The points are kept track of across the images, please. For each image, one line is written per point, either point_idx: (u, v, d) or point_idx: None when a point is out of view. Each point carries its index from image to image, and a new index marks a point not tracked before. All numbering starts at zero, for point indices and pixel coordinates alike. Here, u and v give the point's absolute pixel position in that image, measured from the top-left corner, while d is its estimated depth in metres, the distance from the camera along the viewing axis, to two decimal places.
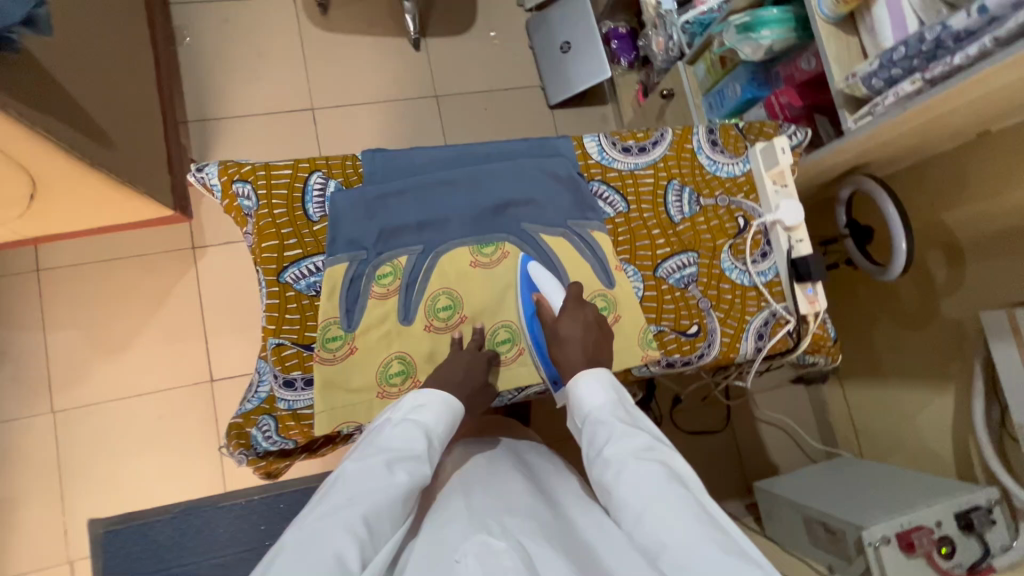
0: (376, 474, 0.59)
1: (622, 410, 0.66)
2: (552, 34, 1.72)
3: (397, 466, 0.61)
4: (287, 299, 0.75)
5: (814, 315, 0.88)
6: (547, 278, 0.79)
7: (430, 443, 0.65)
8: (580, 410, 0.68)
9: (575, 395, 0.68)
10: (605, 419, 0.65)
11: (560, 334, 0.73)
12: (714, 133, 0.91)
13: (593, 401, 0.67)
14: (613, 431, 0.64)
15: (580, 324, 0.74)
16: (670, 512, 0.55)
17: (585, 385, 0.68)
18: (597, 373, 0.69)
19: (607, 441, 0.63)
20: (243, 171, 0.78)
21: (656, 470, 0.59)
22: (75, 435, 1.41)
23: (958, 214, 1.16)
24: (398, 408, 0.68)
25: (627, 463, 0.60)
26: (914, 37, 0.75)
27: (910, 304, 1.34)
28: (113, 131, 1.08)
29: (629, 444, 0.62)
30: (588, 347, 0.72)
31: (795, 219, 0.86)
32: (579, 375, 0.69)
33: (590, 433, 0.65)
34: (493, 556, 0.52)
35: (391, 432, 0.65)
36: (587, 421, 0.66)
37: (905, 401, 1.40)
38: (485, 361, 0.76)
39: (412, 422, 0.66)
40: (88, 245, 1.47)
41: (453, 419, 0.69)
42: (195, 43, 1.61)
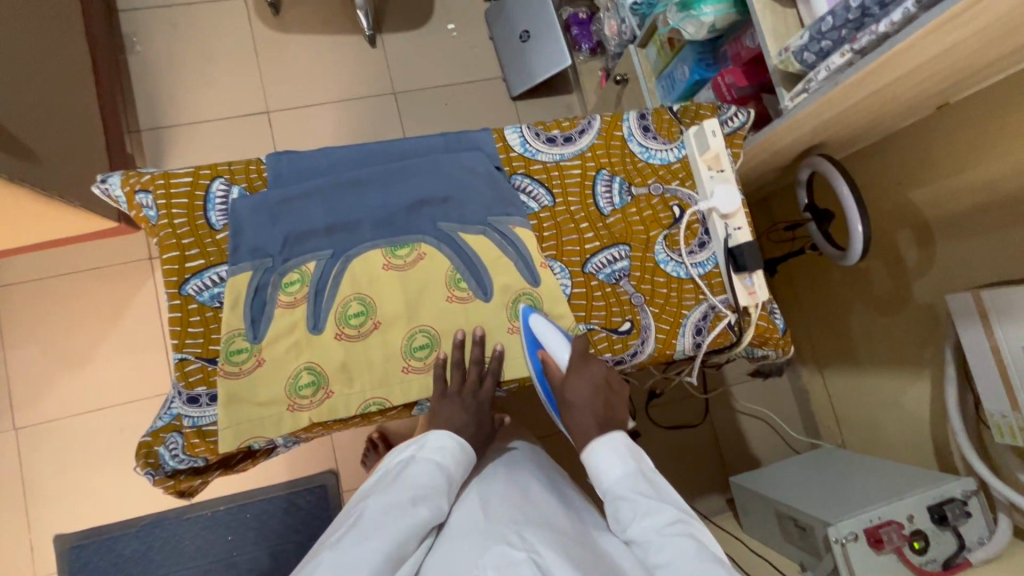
0: (404, 509, 0.66)
1: (641, 481, 0.71)
2: (511, 23, 1.68)
3: (422, 502, 0.68)
4: (189, 311, 0.72)
5: (756, 306, 0.84)
6: (551, 335, 0.76)
7: (449, 480, 0.73)
8: (600, 483, 0.73)
9: (594, 471, 0.73)
10: (626, 493, 0.70)
11: (569, 398, 0.75)
12: (646, 119, 0.87)
13: (610, 473, 0.72)
14: (635, 508, 0.69)
15: (588, 384, 0.75)
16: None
17: (602, 458, 0.72)
18: (614, 444, 0.73)
19: (630, 520, 0.69)
20: (144, 181, 0.75)
21: (682, 543, 0.64)
22: (36, 451, 1.40)
23: (924, 191, 1.10)
24: (423, 446, 0.75)
25: (652, 543, 0.66)
26: (840, 5, 0.70)
27: (882, 289, 1.27)
28: (41, 145, 1.06)
29: (652, 520, 0.67)
30: (597, 410, 0.75)
31: (730, 206, 0.81)
32: (592, 446, 0.73)
33: (612, 508, 0.71)
34: (510, 566, 0.61)
35: (417, 469, 0.72)
36: (609, 496, 0.71)
37: (883, 389, 1.34)
38: (490, 379, 0.78)
39: (435, 463, 0.73)
40: (43, 260, 1.46)
41: (468, 459, 0.77)
42: (146, 51, 1.59)
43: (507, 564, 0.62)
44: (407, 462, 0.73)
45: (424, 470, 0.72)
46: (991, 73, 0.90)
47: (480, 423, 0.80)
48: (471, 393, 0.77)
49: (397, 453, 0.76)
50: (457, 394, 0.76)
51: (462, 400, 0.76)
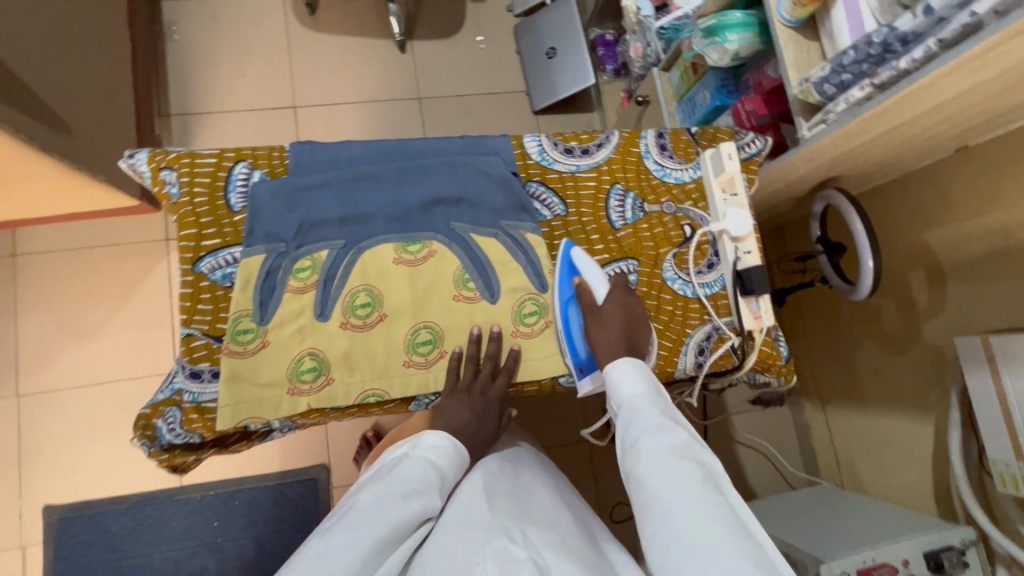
0: (395, 503, 0.66)
1: (659, 402, 0.69)
2: (539, 40, 1.72)
3: (413, 498, 0.67)
4: (200, 288, 0.74)
5: (760, 331, 0.83)
6: (589, 266, 0.79)
7: (442, 480, 0.73)
8: (618, 396, 0.70)
9: (614, 381, 0.71)
10: (646, 409, 0.68)
11: (603, 318, 0.75)
12: (664, 138, 0.88)
13: (633, 389, 0.70)
14: (651, 424, 0.66)
15: (623, 311, 0.76)
16: (696, 513, 0.57)
17: (625, 371, 0.71)
18: (639, 364, 0.71)
19: (642, 432, 0.65)
20: (170, 159, 0.77)
21: (691, 467, 0.61)
22: (35, 420, 1.41)
23: (940, 233, 1.10)
24: (419, 444, 0.75)
25: (661, 457, 0.62)
26: (862, 40, 0.71)
27: (891, 328, 1.26)
28: (75, 121, 1.09)
29: (665, 437, 0.64)
30: (626, 334, 0.74)
31: (741, 229, 0.82)
32: (618, 359, 0.71)
33: (626, 421, 0.68)
34: (511, 563, 0.62)
35: (410, 465, 0.71)
36: (625, 408, 0.69)
37: (887, 429, 1.32)
38: (502, 382, 0.78)
39: (427, 461, 0.73)
40: (65, 232, 1.49)
41: (462, 459, 0.77)
42: (183, 39, 1.64)
43: (508, 560, 0.62)
44: (401, 458, 0.73)
45: (416, 466, 0.71)
46: (1012, 120, 0.90)
47: (482, 424, 0.80)
48: (479, 393, 0.78)
49: (392, 450, 0.76)
50: (466, 390, 0.77)
51: (470, 397, 0.77)
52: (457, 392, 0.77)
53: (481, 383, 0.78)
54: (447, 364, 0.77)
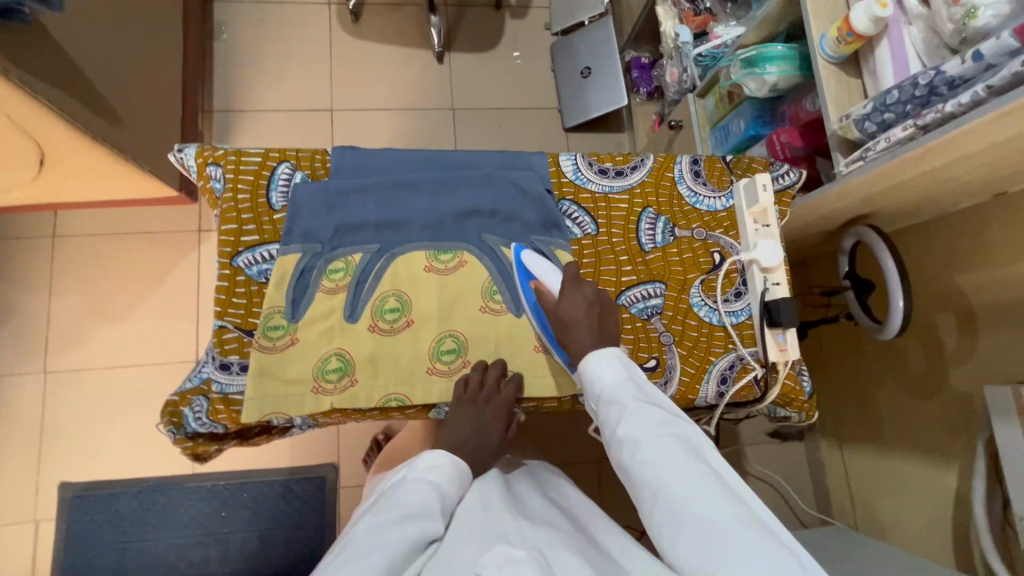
0: (394, 526, 0.63)
1: (634, 386, 0.67)
2: (575, 59, 1.75)
3: (412, 520, 0.64)
4: (236, 282, 0.75)
5: (785, 364, 0.82)
6: (540, 264, 0.78)
7: (444, 501, 0.70)
8: (593, 387, 0.69)
9: (588, 375, 0.69)
10: (620, 396, 0.66)
11: (563, 315, 0.72)
12: (698, 164, 0.88)
13: (605, 379, 0.68)
14: (628, 408, 0.64)
15: (582, 300, 0.73)
16: (689, 490, 0.57)
17: (596, 363, 0.69)
18: (608, 350, 0.69)
19: (622, 420, 0.64)
20: (217, 155, 0.80)
21: (675, 444, 0.60)
22: (59, 397, 1.44)
23: (973, 278, 1.08)
24: (414, 468, 0.73)
25: (643, 442, 0.61)
26: (908, 81, 0.71)
27: (917, 371, 1.24)
28: (128, 112, 1.13)
29: (647, 419, 0.63)
30: (592, 324, 0.72)
31: (772, 260, 0.81)
32: (588, 356, 0.69)
33: (603, 411, 0.66)
34: (512, 564, 0.59)
35: (406, 489, 0.69)
36: (601, 400, 0.67)
37: (908, 474, 1.29)
38: (502, 406, 0.77)
39: (427, 481, 0.71)
40: (103, 217, 1.54)
41: (465, 477, 0.75)
42: (231, 39, 1.70)
43: (509, 563, 0.60)
44: (399, 483, 0.71)
45: (415, 488, 0.69)
46: None
47: (484, 441, 0.79)
48: (484, 403, 0.76)
49: (392, 479, 0.74)
50: (472, 401, 0.76)
51: (476, 409, 0.76)
52: (460, 409, 0.76)
53: (483, 401, 0.76)
54: (455, 385, 0.78)
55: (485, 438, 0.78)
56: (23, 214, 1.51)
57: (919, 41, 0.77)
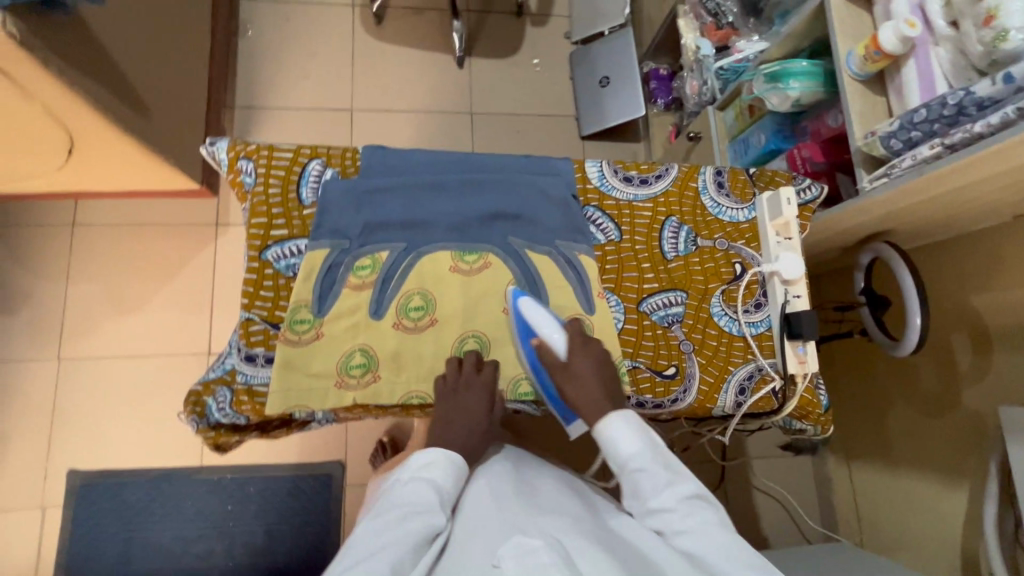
0: (394, 527, 0.62)
1: (655, 455, 0.69)
2: (594, 68, 1.76)
3: (411, 518, 0.63)
4: (264, 276, 0.76)
5: (803, 376, 0.83)
6: (542, 319, 0.76)
7: (443, 496, 0.68)
8: (614, 456, 0.71)
9: (608, 444, 0.71)
10: (648, 466, 0.68)
11: (574, 374, 0.74)
12: (722, 176, 0.89)
13: (630, 448, 0.70)
14: (658, 481, 0.67)
15: (590, 363, 0.75)
16: (727, 561, 0.59)
17: (616, 431, 0.70)
18: (626, 416, 0.72)
19: (651, 491, 0.67)
20: (249, 150, 0.81)
21: (709, 517, 0.63)
22: (71, 385, 1.45)
23: (989, 298, 1.08)
24: (408, 468, 0.71)
25: (678, 515, 0.64)
26: (936, 100, 0.72)
27: (929, 390, 1.24)
28: (157, 106, 1.15)
29: (673, 491, 0.66)
30: (600, 387, 0.74)
31: (793, 272, 0.82)
32: (606, 420, 0.71)
33: (631, 481, 0.69)
34: (529, 554, 0.58)
35: (401, 490, 0.68)
36: (624, 469, 0.69)
37: (917, 493, 1.29)
38: (484, 390, 0.76)
39: (422, 478, 0.69)
40: (123, 207, 1.55)
41: (461, 468, 0.73)
42: (255, 37, 1.72)
43: (525, 553, 0.58)
44: (395, 484, 0.69)
45: (411, 488, 0.68)
46: None
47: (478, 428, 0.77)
48: (464, 388, 0.76)
49: (389, 480, 0.73)
50: (452, 391, 0.76)
51: (457, 396, 0.75)
52: (442, 403, 0.75)
53: (463, 390, 0.76)
54: (435, 385, 0.77)
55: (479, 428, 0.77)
56: (44, 202, 1.52)
57: (946, 62, 0.78)
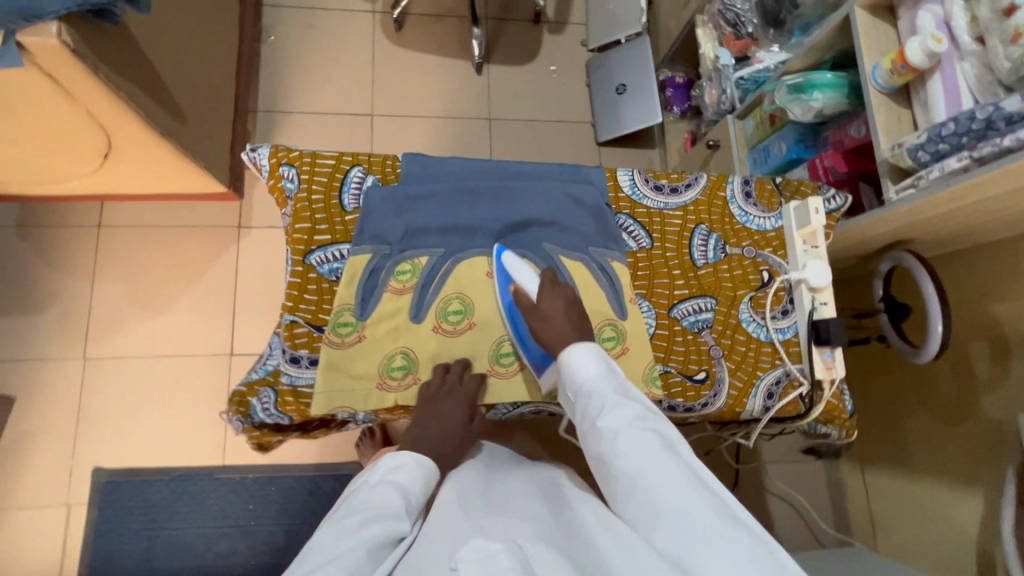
0: (357, 528, 0.63)
1: (612, 380, 0.69)
2: (611, 75, 1.78)
3: (375, 518, 0.65)
4: (308, 279, 0.78)
5: (831, 382, 0.84)
6: (524, 270, 0.79)
7: (409, 500, 0.70)
8: (572, 381, 0.71)
9: (568, 369, 0.71)
10: (600, 389, 0.69)
11: (543, 313, 0.75)
12: (749, 185, 0.91)
13: (585, 373, 0.70)
14: (608, 404, 0.67)
15: (561, 301, 0.76)
16: (664, 480, 0.60)
17: (576, 358, 0.71)
18: (589, 346, 0.72)
19: (600, 411, 0.67)
20: (291, 156, 0.83)
21: (652, 438, 0.63)
22: (97, 384, 1.47)
23: (1007, 307, 1.10)
24: (376, 471, 0.74)
25: (621, 434, 0.64)
26: (965, 114, 0.74)
27: (946, 396, 1.26)
28: (192, 111, 1.17)
29: (622, 412, 0.66)
30: (572, 322, 0.75)
31: (820, 280, 0.84)
32: (569, 348, 0.72)
33: (583, 405, 0.69)
34: (489, 558, 0.54)
35: (367, 492, 0.70)
36: (580, 392, 0.70)
37: (932, 498, 1.31)
38: (466, 398, 0.78)
39: (388, 481, 0.71)
40: (149, 209, 1.57)
41: (429, 475, 0.75)
42: (277, 42, 1.74)
43: (486, 556, 0.54)
44: (361, 487, 0.71)
45: (377, 490, 0.70)
46: None
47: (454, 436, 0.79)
48: (445, 395, 0.77)
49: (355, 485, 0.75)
50: (432, 397, 0.77)
51: (439, 403, 0.77)
52: (422, 407, 0.78)
53: (445, 396, 0.77)
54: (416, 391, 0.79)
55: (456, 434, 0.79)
56: (72, 204, 1.55)
57: (972, 77, 0.80)
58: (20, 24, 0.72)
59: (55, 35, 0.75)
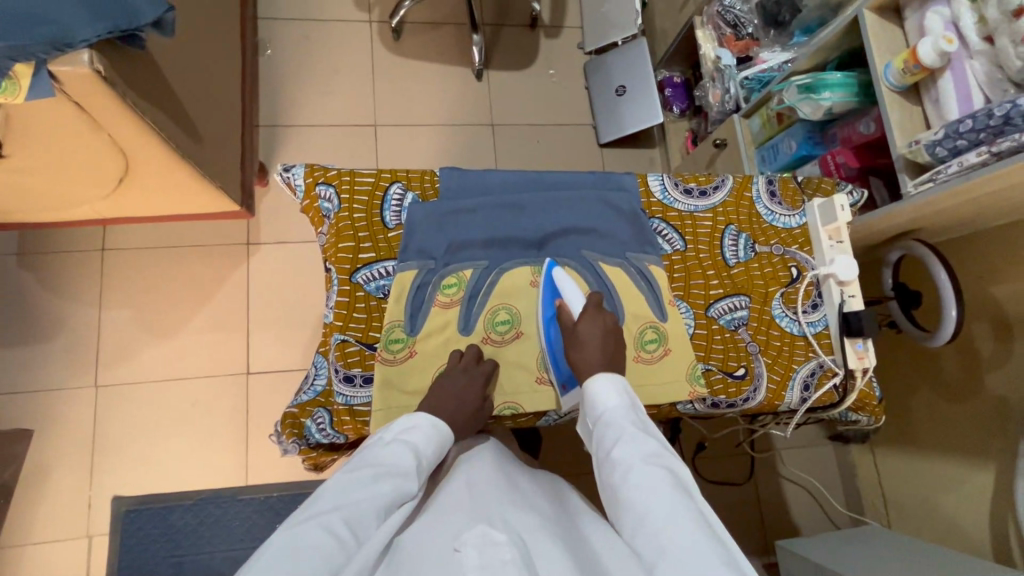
0: (362, 487, 0.59)
1: (633, 415, 0.67)
2: (610, 77, 1.80)
3: (384, 479, 0.60)
4: (356, 298, 0.80)
5: (862, 371, 0.88)
6: (570, 284, 0.81)
7: (421, 465, 0.65)
8: (593, 412, 0.70)
9: (589, 399, 0.70)
10: (618, 421, 0.67)
11: (580, 336, 0.75)
12: (774, 184, 0.95)
13: (605, 404, 0.69)
14: (625, 435, 0.65)
15: (598, 327, 0.76)
16: (669, 520, 0.55)
17: (599, 387, 0.70)
18: (613, 377, 0.71)
19: (616, 443, 0.64)
20: (329, 175, 0.84)
21: (664, 477, 0.59)
22: (111, 411, 1.44)
23: (1008, 289, 1.15)
24: (390, 431, 0.68)
25: (635, 466, 0.61)
26: (982, 112, 0.78)
27: (953, 376, 1.31)
28: (205, 131, 1.15)
29: (638, 446, 0.63)
30: (606, 349, 0.74)
31: (849, 274, 0.87)
32: (594, 376, 0.71)
33: (600, 434, 0.67)
34: (492, 546, 0.55)
35: (379, 449, 0.64)
36: (599, 423, 0.68)
37: (943, 475, 1.36)
38: (480, 378, 0.76)
39: (402, 441, 0.66)
40: (153, 230, 1.55)
41: (444, 444, 0.69)
42: (275, 55, 1.73)
43: (489, 544, 0.55)
44: (373, 443, 0.66)
45: (390, 450, 0.64)
46: None
47: (467, 406, 0.74)
48: (460, 369, 0.76)
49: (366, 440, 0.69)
50: (447, 372, 0.76)
51: (455, 375, 0.75)
52: (434, 385, 0.75)
53: (459, 373, 0.75)
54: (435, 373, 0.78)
55: (466, 418, 0.74)
56: (75, 228, 1.51)
57: (981, 74, 0.84)
58: (54, 53, 0.71)
59: (87, 63, 0.74)
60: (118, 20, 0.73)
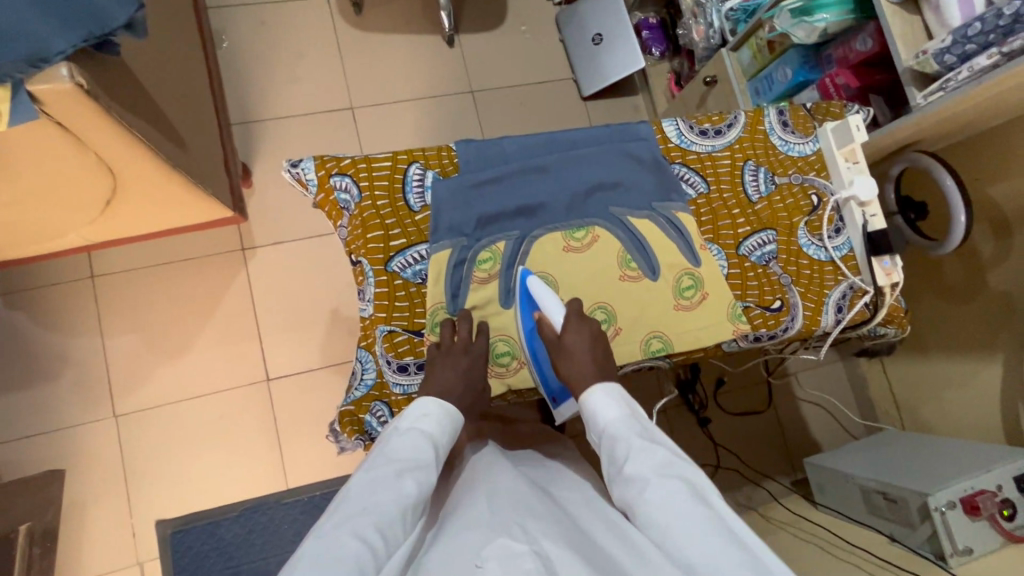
0: (387, 484, 0.57)
1: (636, 424, 0.64)
2: (585, 25, 1.74)
3: (406, 475, 0.58)
4: (395, 287, 0.79)
5: (891, 286, 0.90)
6: (548, 296, 0.76)
7: (438, 453, 0.63)
8: (594, 427, 0.66)
9: (588, 413, 0.67)
10: (622, 434, 0.63)
11: (566, 347, 0.72)
12: (784, 115, 0.95)
13: (606, 416, 0.66)
14: (632, 448, 0.61)
15: (586, 335, 0.73)
16: (697, 536, 0.53)
17: (596, 400, 0.67)
18: (609, 388, 0.67)
19: (624, 459, 0.61)
20: (342, 165, 0.81)
21: (680, 489, 0.57)
22: (136, 439, 1.41)
23: (1003, 188, 1.18)
24: (402, 418, 0.66)
25: (648, 481, 0.58)
26: (991, 12, 0.78)
27: (955, 279, 1.37)
28: (187, 136, 1.08)
29: (648, 460, 0.60)
30: (597, 358, 0.71)
31: (868, 194, 0.89)
32: (590, 390, 0.68)
33: (606, 451, 0.64)
34: (514, 560, 0.53)
35: (395, 442, 0.62)
36: (603, 438, 0.65)
37: (951, 373, 1.43)
38: (479, 357, 0.74)
39: (417, 431, 0.63)
40: (142, 250, 1.48)
41: (456, 426, 0.67)
42: (233, 46, 1.63)
43: (511, 556, 0.53)
44: (389, 434, 0.64)
45: (408, 441, 0.62)
46: None
47: (471, 384, 0.72)
48: (460, 350, 0.74)
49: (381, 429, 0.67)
50: (448, 350, 0.74)
51: (456, 354, 0.73)
52: (436, 362, 0.73)
53: (459, 353, 0.74)
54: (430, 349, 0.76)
55: (476, 395, 0.73)
56: (59, 259, 1.44)
57: None
58: (30, 72, 0.66)
59: (67, 78, 0.69)
60: (91, 26, 0.67)
